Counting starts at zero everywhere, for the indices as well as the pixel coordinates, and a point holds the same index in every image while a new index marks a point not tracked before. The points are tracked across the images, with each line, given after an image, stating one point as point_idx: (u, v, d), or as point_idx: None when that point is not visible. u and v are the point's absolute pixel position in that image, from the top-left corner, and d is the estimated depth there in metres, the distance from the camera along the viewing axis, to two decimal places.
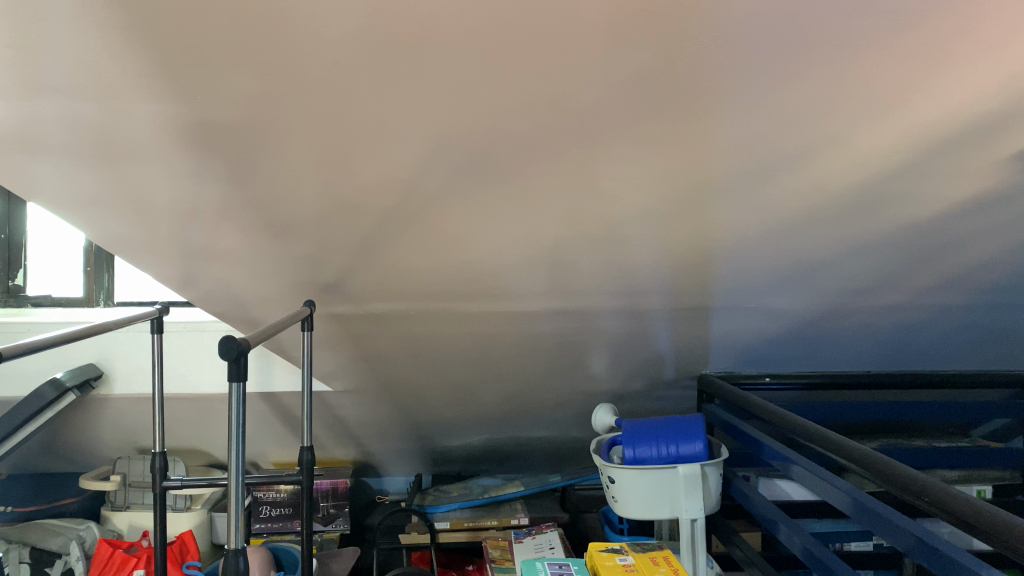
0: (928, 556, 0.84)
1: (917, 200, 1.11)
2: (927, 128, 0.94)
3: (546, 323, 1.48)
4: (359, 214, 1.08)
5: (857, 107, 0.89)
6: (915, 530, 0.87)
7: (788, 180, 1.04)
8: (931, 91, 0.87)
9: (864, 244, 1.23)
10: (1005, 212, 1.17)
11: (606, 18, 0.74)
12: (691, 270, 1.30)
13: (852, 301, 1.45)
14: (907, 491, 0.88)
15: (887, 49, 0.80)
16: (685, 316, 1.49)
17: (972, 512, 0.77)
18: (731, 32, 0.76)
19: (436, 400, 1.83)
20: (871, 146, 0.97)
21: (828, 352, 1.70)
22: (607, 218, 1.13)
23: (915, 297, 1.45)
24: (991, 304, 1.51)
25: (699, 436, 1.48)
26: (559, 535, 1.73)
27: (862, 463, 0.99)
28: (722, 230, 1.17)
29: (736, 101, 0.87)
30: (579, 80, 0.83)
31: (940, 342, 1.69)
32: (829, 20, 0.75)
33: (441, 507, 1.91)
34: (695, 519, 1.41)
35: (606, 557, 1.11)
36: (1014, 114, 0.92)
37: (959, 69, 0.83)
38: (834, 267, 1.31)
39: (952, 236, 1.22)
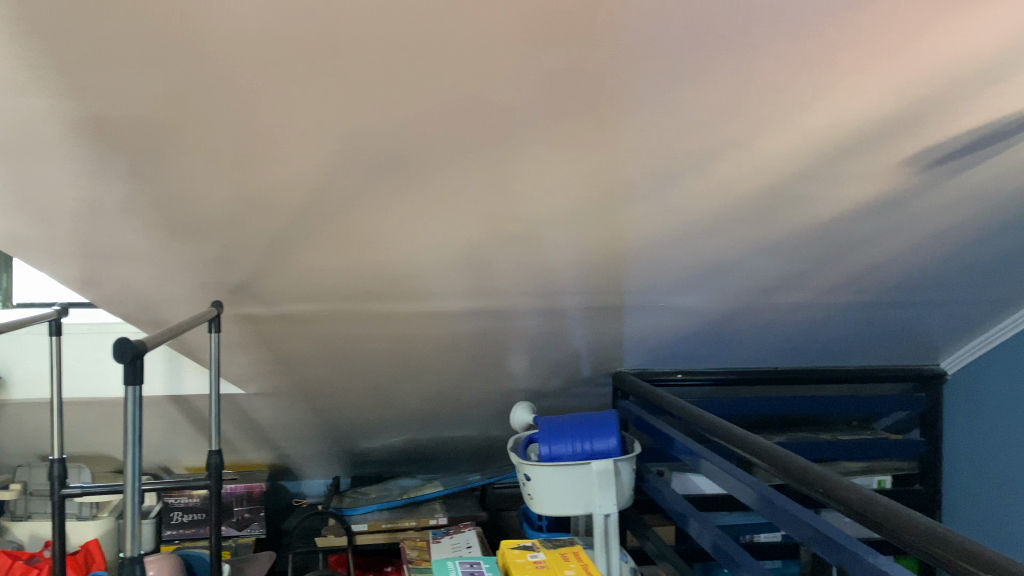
0: (823, 545, 0.87)
1: (816, 204, 1.15)
2: (827, 132, 0.97)
3: (464, 323, 1.48)
4: (270, 214, 1.07)
5: (758, 111, 0.92)
6: (810, 520, 0.90)
7: (695, 182, 1.07)
8: (829, 97, 0.90)
9: (768, 245, 1.27)
10: (899, 215, 1.22)
11: (515, 21, 0.75)
12: (604, 271, 1.32)
13: (759, 300, 1.50)
14: (801, 481, 0.92)
15: (786, 56, 0.82)
16: (600, 314, 1.51)
17: (861, 501, 0.81)
18: (636, 37, 0.78)
19: (353, 401, 1.82)
20: (772, 151, 1.01)
21: (737, 349, 1.75)
22: (520, 219, 1.14)
23: (817, 296, 1.50)
24: (888, 303, 1.58)
25: (613, 432, 1.50)
26: (477, 534, 1.74)
27: (763, 456, 1.03)
28: (634, 230, 1.19)
29: (643, 105, 0.89)
30: (490, 83, 0.84)
31: (843, 338, 1.76)
32: (730, 27, 0.77)
33: (359, 509, 1.90)
34: (609, 514, 1.44)
35: (517, 555, 1.12)
36: (906, 120, 0.96)
37: (851, 77, 0.87)
38: (742, 267, 1.35)
39: (850, 237, 1.27)
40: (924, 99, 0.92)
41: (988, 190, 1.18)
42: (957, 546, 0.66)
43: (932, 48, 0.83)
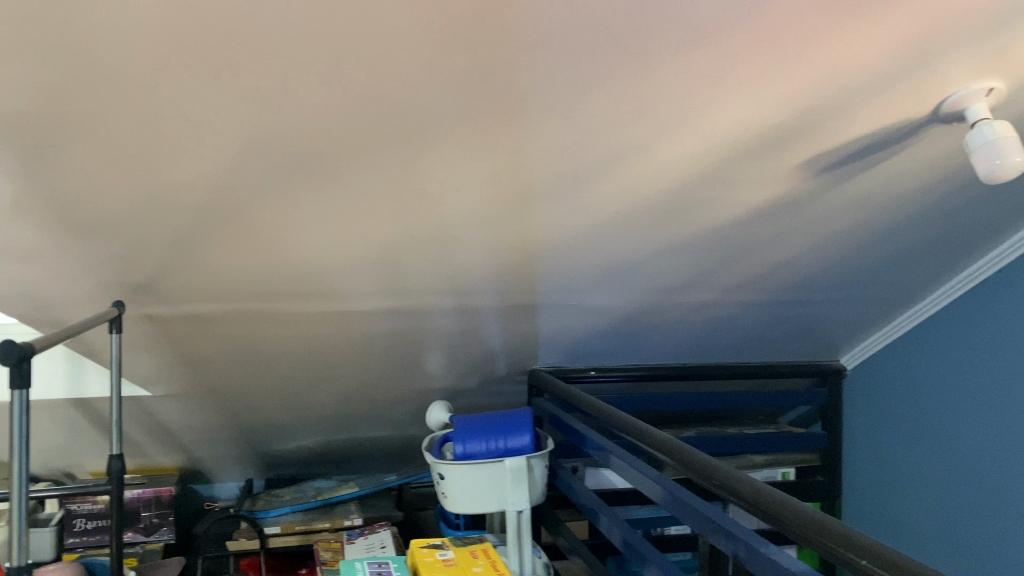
0: (718, 537, 0.90)
1: (718, 206, 1.19)
2: (726, 136, 1.00)
3: (377, 322, 1.48)
4: (173, 212, 1.04)
5: (661, 116, 0.94)
6: (708, 512, 0.94)
7: (602, 184, 1.09)
8: (727, 102, 0.93)
9: (674, 245, 1.31)
10: (797, 217, 1.27)
11: (420, 23, 0.76)
12: (516, 270, 1.34)
13: (667, 299, 1.54)
14: (700, 474, 0.96)
15: (684, 63, 0.85)
16: (514, 313, 1.53)
17: (755, 494, 0.84)
18: (540, 42, 0.80)
19: (266, 402, 1.79)
20: (675, 155, 1.03)
21: (649, 346, 1.79)
22: (430, 219, 1.14)
23: (723, 295, 1.55)
24: (790, 301, 1.64)
25: (526, 429, 1.52)
26: (392, 534, 1.74)
27: (666, 451, 1.06)
28: (543, 231, 1.21)
29: (550, 108, 0.91)
30: (396, 83, 0.84)
31: (749, 335, 1.82)
32: (630, 33, 0.79)
33: (273, 511, 1.87)
34: (521, 511, 1.45)
35: (426, 553, 1.13)
36: (801, 126, 1.00)
37: (746, 85, 0.90)
38: (650, 267, 1.38)
39: (752, 238, 1.32)
40: (816, 106, 0.96)
41: (879, 195, 1.24)
42: (846, 540, 0.69)
43: (821, 57, 0.87)
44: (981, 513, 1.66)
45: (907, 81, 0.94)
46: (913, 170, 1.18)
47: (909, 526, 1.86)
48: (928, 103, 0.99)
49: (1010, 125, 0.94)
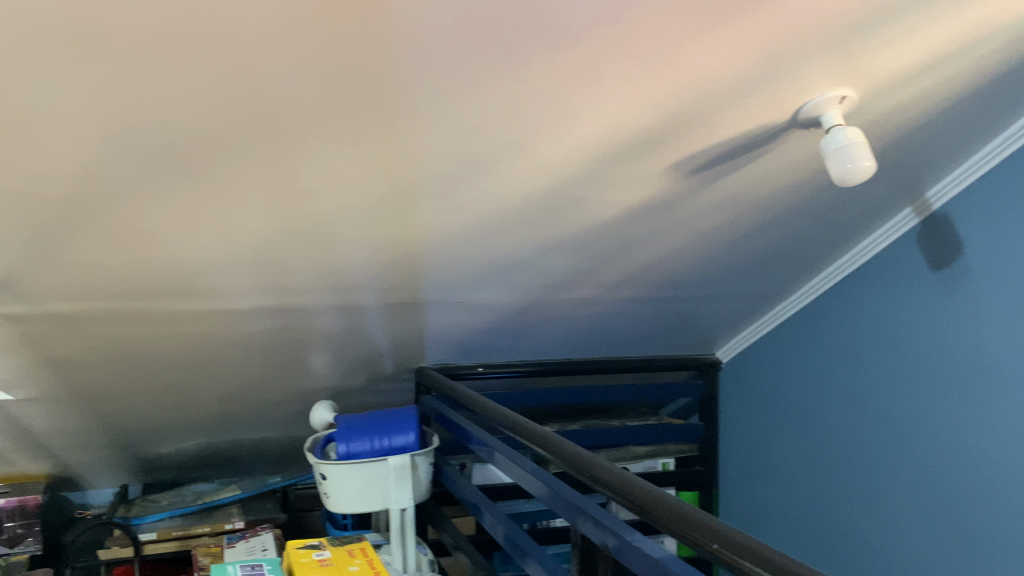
0: (588, 525, 0.93)
1: (595, 205, 1.22)
2: (598, 137, 1.03)
3: (256, 320, 1.44)
4: (31, 208, 0.99)
5: (535, 117, 0.96)
6: (580, 502, 0.96)
7: (480, 183, 1.10)
8: (598, 104, 0.95)
9: (555, 243, 1.33)
10: (672, 216, 1.31)
11: (288, 19, 0.75)
12: (398, 268, 1.33)
13: (550, 296, 1.56)
14: (574, 466, 0.98)
15: (555, 64, 0.87)
16: (398, 311, 1.52)
17: (625, 486, 0.87)
18: (412, 40, 0.80)
19: (141, 404, 1.72)
20: (551, 155, 1.05)
21: (533, 342, 1.81)
22: (309, 216, 1.12)
23: (604, 291, 1.59)
24: (668, 297, 1.69)
25: (411, 427, 1.52)
26: (274, 536, 1.70)
27: (542, 444, 1.08)
28: (423, 228, 1.21)
29: (425, 106, 0.91)
30: (266, 78, 0.83)
31: (631, 331, 1.87)
32: (502, 33, 0.80)
33: (149, 516, 1.79)
34: (405, 509, 1.46)
35: (303, 554, 1.11)
36: (670, 128, 1.03)
37: (616, 88, 0.92)
38: (532, 264, 1.40)
39: (630, 236, 1.35)
40: (683, 109, 1.00)
41: (747, 196, 1.29)
42: (709, 528, 0.73)
43: (686, 63, 0.90)
44: (845, 497, 1.76)
45: (766, 87, 0.98)
46: (777, 172, 1.24)
47: (782, 513, 1.96)
48: (787, 109, 1.04)
49: (860, 131, 0.99)
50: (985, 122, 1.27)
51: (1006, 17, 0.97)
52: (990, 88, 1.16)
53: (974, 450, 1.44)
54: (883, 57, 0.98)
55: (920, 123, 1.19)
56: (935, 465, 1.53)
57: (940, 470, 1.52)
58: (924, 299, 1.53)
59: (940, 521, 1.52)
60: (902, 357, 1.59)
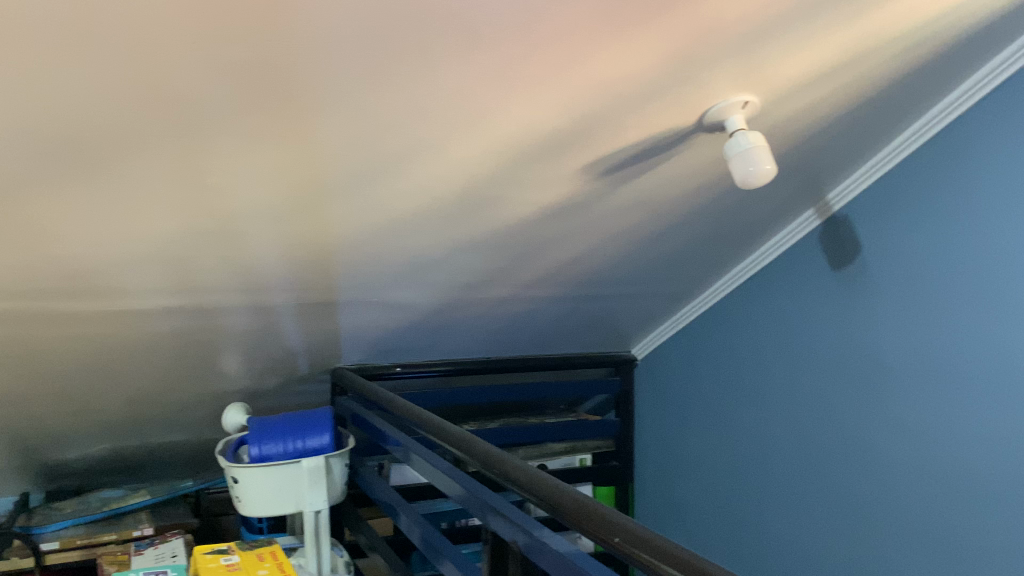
0: (499, 523, 0.94)
1: (510, 205, 1.23)
2: (511, 138, 1.03)
3: (165, 321, 1.41)
4: None
5: (447, 117, 0.96)
6: (492, 501, 0.97)
7: (394, 181, 1.09)
8: (509, 106, 0.96)
9: (470, 242, 1.33)
10: (585, 216, 1.33)
11: (191, 21, 0.73)
12: (311, 267, 1.32)
13: (467, 295, 1.56)
14: (487, 466, 0.98)
15: (466, 66, 0.87)
16: (313, 310, 1.50)
17: (537, 485, 0.88)
18: (319, 41, 0.79)
19: (42, 409, 1.65)
20: (464, 154, 1.05)
21: (451, 341, 1.81)
22: (217, 214, 1.10)
23: (521, 290, 1.60)
24: (585, 295, 1.72)
25: (326, 428, 1.50)
26: (185, 542, 1.66)
27: (456, 444, 1.09)
28: (336, 227, 1.20)
29: (334, 104, 0.90)
30: (170, 81, 0.80)
31: (549, 329, 1.88)
32: (412, 34, 0.80)
33: (50, 525, 1.73)
34: (319, 511, 1.44)
35: (210, 559, 1.09)
36: (580, 131, 1.05)
37: (527, 90, 0.93)
38: (448, 263, 1.40)
39: (545, 236, 1.37)
40: (593, 112, 1.01)
41: (658, 197, 1.32)
42: (618, 526, 0.74)
43: (596, 66, 0.91)
44: (754, 490, 1.81)
45: (672, 92, 1.00)
46: (685, 174, 1.27)
47: (696, 506, 2.00)
48: (694, 112, 1.07)
49: (760, 136, 1.03)
50: (880, 128, 1.33)
51: (897, 28, 1.02)
52: (884, 95, 1.21)
53: (874, 442, 1.51)
54: (783, 64, 1.01)
55: (821, 128, 1.24)
56: (839, 457, 1.59)
57: (842, 462, 1.58)
58: (828, 298, 1.58)
59: (843, 511, 1.58)
60: (806, 354, 1.64)
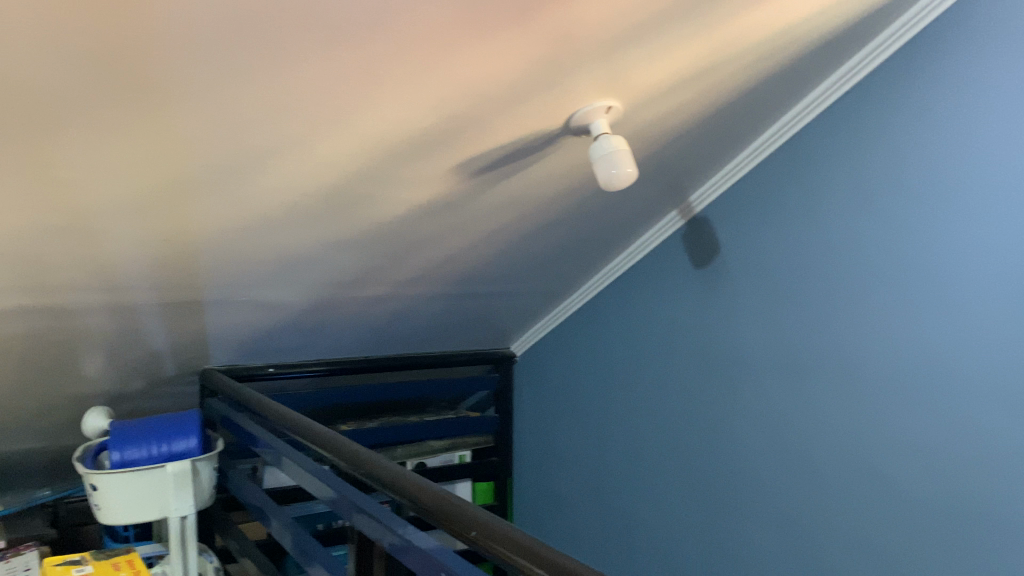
0: (366, 523, 0.93)
1: (381, 204, 1.22)
2: (380, 136, 1.03)
3: (15, 323, 1.33)
4: None
5: (314, 113, 0.94)
6: (359, 501, 0.96)
7: (259, 177, 1.07)
8: (376, 104, 0.95)
9: (341, 241, 1.32)
10: (458, 216, 1.34)
11: (39, 18, 0.68)
12: (175, 265, 1.27)
13: (340, 294, 1.55)
14: (355, 466, 0.98)
15: (332, 64, 0.85)
16: (178, 309, 1.45)
17: (402, 483, 0.88)
18: (178, 37, 0.76)
19: None
20: (331, 151, 1.04)
21: (326, 341, 1.79)
22: (70, 211, 1.04)
23: (395, 288, 1.59)
24: (461, 293, 1.73)
25: (193, 432, 1.46)
26: (39, 554, 1.58)
27: (325, 445, 1.07)
28: (200, 224, 1.16)
29: (194, 99, 0.87)
30: (16, 78, 0.75)
31: (426, 327, 1.89)
32: (276, 32, 0.78)
33: None
34: (185, 516, 1.40)
35: (60, 572, 1.06)
36: (449, 132, 1.05)
37: (395, 88, 0.93)
38: (319, 261, 1.38)
39: (418, 235, 1.37)
40: (462, 114, 1.02)
41: (529, 197, 1.34)
42: (470, 515, 0.74)
43: (463, 68, 0.92)
44: (626, 482, 1.87)
45: (539, 96, 1.02)
46: (555, 175, 1.29)
47: (573, 500, 2.05)
48: (561, 115, 1.09)
49: (623, 141, 1.06)
50: (739, 133, 1.39)
51: (749, 40, 1.07)
52: (741, 102, 1.27)
53: (734, 434, 1.58)
54: (646, 72, 1.04)
55: (682, 132, 1.29)
56: (703, 448, 1.65)
57: (705, 453, 1.65)
58: (693, 296, 1.65)
59: (708, 499, 1.65)
60: (674, 350, 1.71)
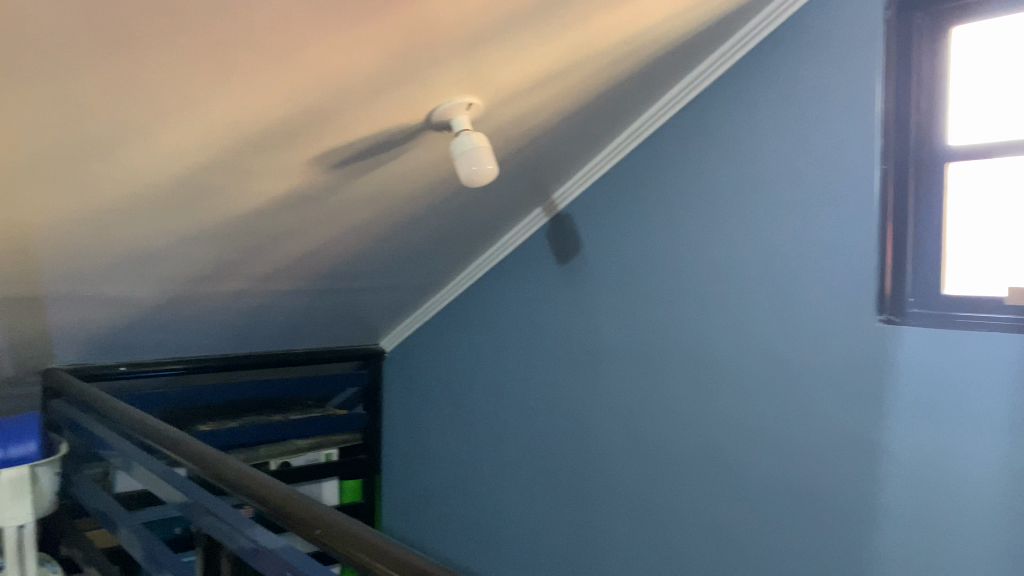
0: (215, 527, 0.90)
1: (235, 195, 1.18)
2: (232, 125, 0.99)
3: None
4: None
5: (160, 102, 0.90)
6: (208, 505, 0.92)
7: (101, 168, 1.01)
8: (226, 91, 0.91)
9: (194, 234, 1.27)
10: (317, 210, 1.31)
11: None
12: (8, 258, 1.19)
13: (195, 289, 1.49)
14: (204, 468, 0.94)
15: (179, 52, 0.81)
16: (13, 305, 1.35)
17: (251, 484, 0.85)
18: (8, 28, 0.70)
19: None
20: (180, 140, 0.99)
21: (182, 337, 1.71)
22: None
23: (254, 283, 1.55)
24: (324, 289, 1.70)
25: (33, 435, 1.37)
26: None
27: (173, 447, 1.03)
28: (35, 216, 1.09)
29: (27, 92, 0.80)
30: None
31: (289, 323, 1.84)
32: (119, 21, 0.74)
33: None
34: (23, 526, 1.32)
35: None
36: (305, 122, 1.03)
37: (247, 76, 0.89)
38: (171, 255, 1.32)
39: (276, 228, 1.34)
40: (318, 105, 0.99)
41: (391, 192, 1.33)
42: (316, 514, 0.73)
43: (317, 58, 0.89)
44: (492, 476, 1.88)
45: (398, 89, 1.01)
46: (417, 170, 1.29)
47: (440, 496, 2.05)
48: (420, 110, 1.08)
49: (482, 138, 1.07)
50: (600, 132, 1.42)
51: (605, 42, 1.10)
52: (601, 102, 1.30)
53: (593, 427, 1.61)
54: (506, 69, 1.05)
55: (544, 129, 1.31)
56: (565, 442, 1.68)
57: (566, 446, 1.68)
58: (556, 291, 1.68)
59: (568, 490, 1.68)
60: (539, 345, 1.73)
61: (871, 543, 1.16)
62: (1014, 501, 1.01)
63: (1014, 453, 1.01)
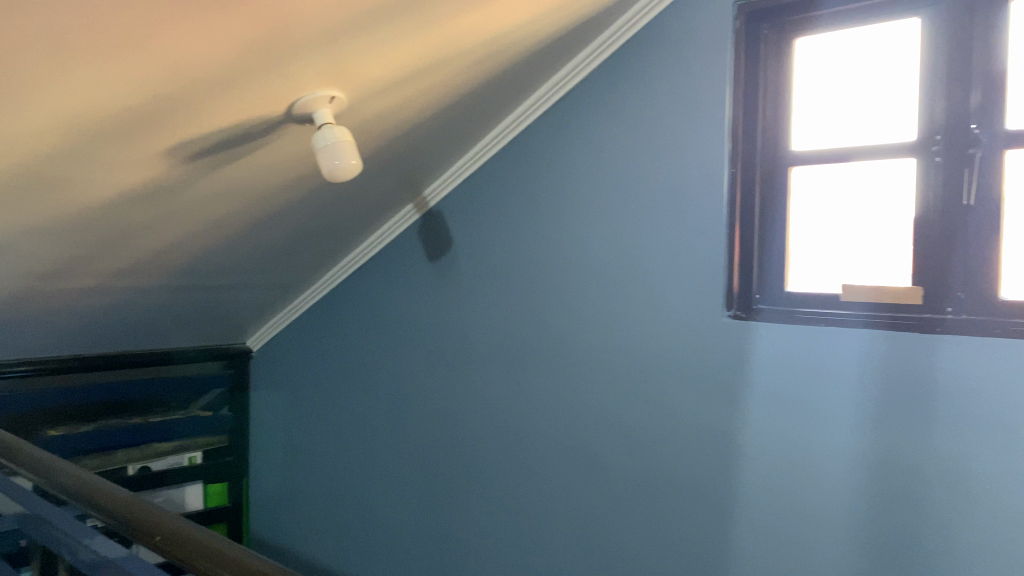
0: (52, 540, 0.85)
1: (82, 187, 1.11)
2: (76, 115, 0.93)
3: None
4: None
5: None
6: (45, 517, 0.87)
7: None
8: (72, 81, 0.85)
9: (36, 228, 1.19)
10: (174, 202, 1.26)
11: None
12: None
13: (40, 286, 1.39)
14: (41, 476, 0.89)
15: (17, 43, 0.75)
16: None
17: (91, 492, 0.81)
18: None
19: None
20: (20, 132, 0.92)
21: (27, 337, 1.60)
22: None
23: (107, 279, 1.47)
24: (185, 285, 1.63)
25: None
26: None
27: (7, 455, 0.97)
28: None
29: None
30: None
31: (148, 321, 1.76)
32: None
33: None
34: None
35: None
36: (157, 111, 0.98)
37: (93, 65, 0.84)
38: (11, 250, 1.23)
39: (129, 221, 1.27)
40: (170, 93, 0.95)
41: (253, 184, 1.29)
42: (158, 521, 0.70)
43: (169, 46, 0.85)
44: (361, 475, 1.86)
45: (256, 79, 0.98)
46: (279, 163, 1.25)
47: (308, 497, 2.01)
48: (280, 102, 1.05)
49: (345, 132, 1.05)
50: (468, 129, 1.42)
51: (470, 40, 1.10)
52: (469, 99, 1.30)
53: (462, 423, 1.62)
54: (368, 63, 1.04)
55: (412, 125, 1.30)
56: (434, 438, 1.68)
57: (435, 442, 1.68)
58: (426, 287, 1.67)
59: (437, 486, 1.68)
60: (409, 342, 1.72)
61: (725, 529, 1.21)
62: (852, 484, 1.09)
63: (855, 441, 1.08)
